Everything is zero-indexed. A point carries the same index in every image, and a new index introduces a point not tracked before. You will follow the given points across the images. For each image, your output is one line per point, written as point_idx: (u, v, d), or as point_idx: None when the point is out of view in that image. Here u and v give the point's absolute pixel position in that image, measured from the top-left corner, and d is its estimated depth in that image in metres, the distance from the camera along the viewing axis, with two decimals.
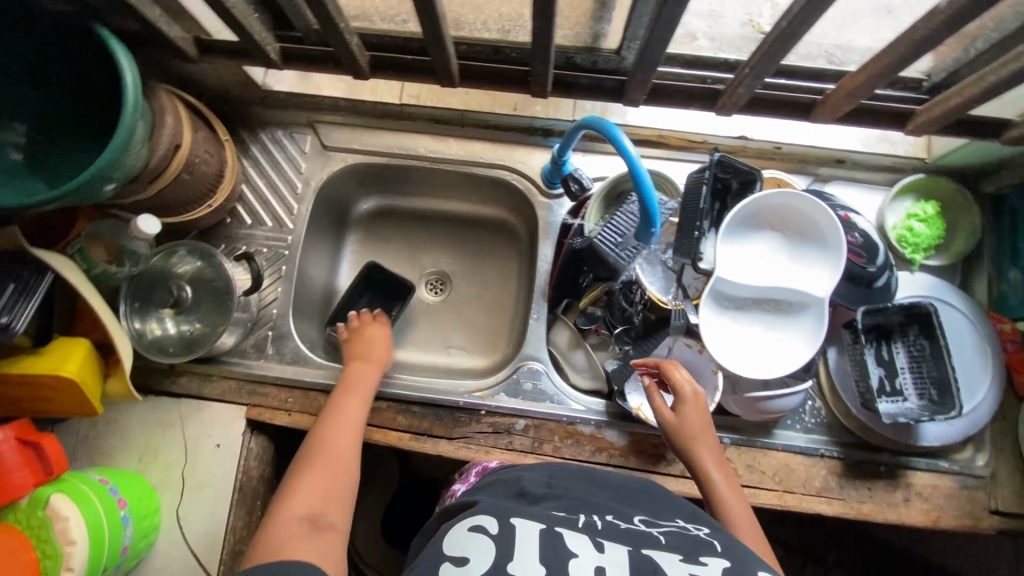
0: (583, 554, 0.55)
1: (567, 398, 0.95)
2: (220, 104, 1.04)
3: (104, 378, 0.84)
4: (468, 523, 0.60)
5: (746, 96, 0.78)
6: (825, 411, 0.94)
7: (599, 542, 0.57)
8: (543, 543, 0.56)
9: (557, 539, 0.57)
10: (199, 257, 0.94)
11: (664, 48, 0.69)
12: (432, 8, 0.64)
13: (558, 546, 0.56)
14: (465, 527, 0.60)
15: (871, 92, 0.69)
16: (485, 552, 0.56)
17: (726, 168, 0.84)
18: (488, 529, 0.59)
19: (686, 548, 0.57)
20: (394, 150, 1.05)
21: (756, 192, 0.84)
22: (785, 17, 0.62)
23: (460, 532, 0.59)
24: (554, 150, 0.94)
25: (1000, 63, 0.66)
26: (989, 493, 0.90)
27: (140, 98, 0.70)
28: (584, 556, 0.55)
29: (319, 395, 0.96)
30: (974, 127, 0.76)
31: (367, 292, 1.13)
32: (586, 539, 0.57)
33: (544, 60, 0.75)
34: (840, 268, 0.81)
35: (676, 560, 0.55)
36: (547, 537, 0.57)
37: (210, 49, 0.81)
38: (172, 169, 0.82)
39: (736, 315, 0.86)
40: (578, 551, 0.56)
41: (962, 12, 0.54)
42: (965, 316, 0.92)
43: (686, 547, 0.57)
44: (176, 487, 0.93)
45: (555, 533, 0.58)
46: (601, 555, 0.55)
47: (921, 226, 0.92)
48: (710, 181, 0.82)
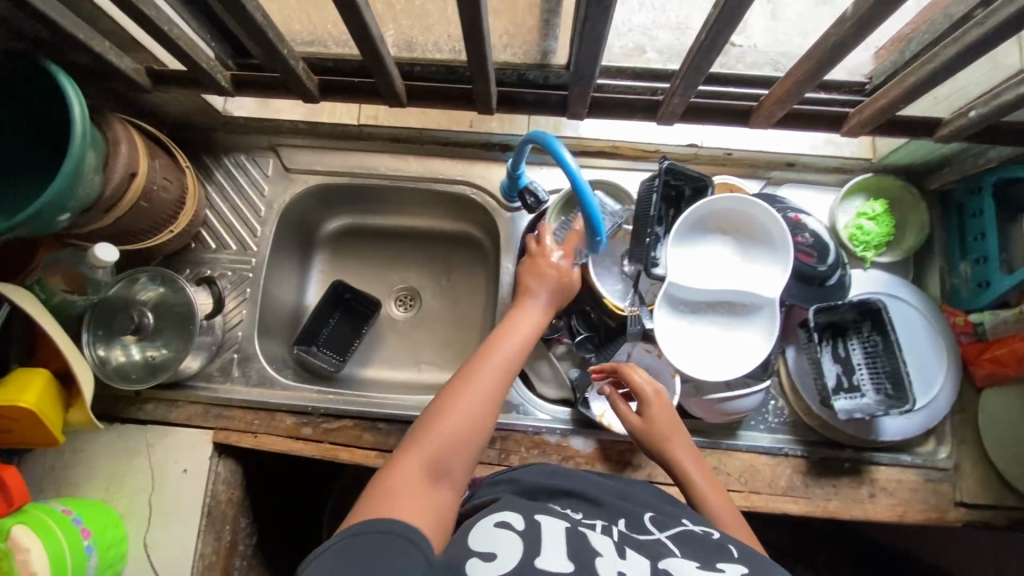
0: (606, 555, 0.57)
1: (533, 407, 0.96)
2: (183, 132, 1.06)
3: (66, 408, 0.84)
4: (494, 518, 0.60)
5: (683, 105, 0.81)
6: (788, 410, 0.95)
7: (621, 548, 0.58)
8: (568, 542, 0.58)
9: (582, 539, 0.58)
10: (161, 283, 0.95)
11: (595, 63, 0.71)
12: (367, 32, 0.66)
13: (583, 547, 0.57)
14: (491, 521, 0.60)
15: (799, 97, 0.72)
16: (511, 548, 0.56)
17: (675, 175, 0.86)
18: (513, 525, 0.59)
19: (703, 555, 0.58)
20: (356, 170, 1.07)
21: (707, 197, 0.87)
22: (704, 30, 0.64)
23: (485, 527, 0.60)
24: (508, 165, 0.96)
25: (914, 67, 0.67)
26: (953, 485, 0.91)
27: (89, 129, 0.71)
28: (607, 558, 0.56)
29: (285, 416, 0.96)
30: (906, 127, 0.79)
31: (336, 313, 1.14)
32: (609, 543, 0.59)
33: (485, 77, 0.77)
34: (787, 268, 0.84)
35: (693, 568, 0.56)
36: (571, 536, 0.59)
37: (161, 79, 0.83)
38: (128, 196, 0.83)
39: (692, 318, 0.88)
40: (601, 551, 0.57)
41: (866, 20, 0.55)
42: (917, 310, 0.94)
43: (701, 553, 0.58)
44: (143, 515, 0.92)
45: (579, 533, 0.59)
46: (622, 562, 0.56)
47: (871, 224, 0.94)
48: (659, 189, 0.84)
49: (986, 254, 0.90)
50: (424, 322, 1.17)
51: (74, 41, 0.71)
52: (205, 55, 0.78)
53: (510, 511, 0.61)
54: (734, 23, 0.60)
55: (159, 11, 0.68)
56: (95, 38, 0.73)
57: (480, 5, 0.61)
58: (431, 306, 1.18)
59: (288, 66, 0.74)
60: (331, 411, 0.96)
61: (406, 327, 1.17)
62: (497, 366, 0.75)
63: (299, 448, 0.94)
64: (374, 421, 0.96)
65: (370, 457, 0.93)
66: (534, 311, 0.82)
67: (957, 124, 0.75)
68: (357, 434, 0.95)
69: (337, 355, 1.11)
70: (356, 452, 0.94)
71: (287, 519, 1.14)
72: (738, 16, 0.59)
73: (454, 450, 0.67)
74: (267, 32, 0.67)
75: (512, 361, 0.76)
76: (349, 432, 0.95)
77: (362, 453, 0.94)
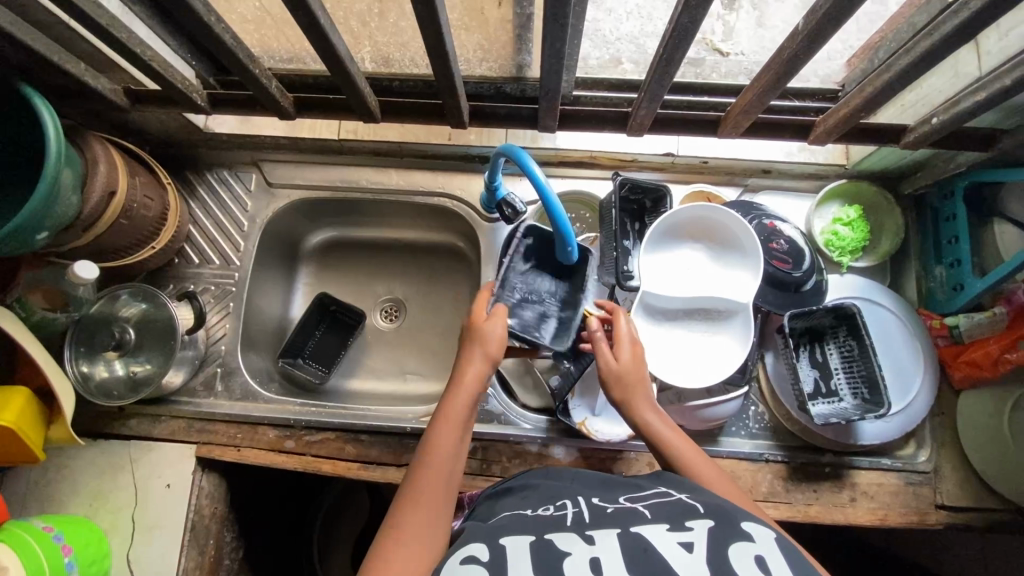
0: (575, 551, 0.55)
1: (515, 417, 0.96)
2: (166, 149, 1.08)
3: (48, 424, 0.85)
4: (458, 556, 0.56)
5: (651, 117, 0.82)
6: (768, 415, 0.95)
7: (589, 536, 0.57)
8: (534, 553, 0.55)
9: (548, 544, 0.56)
10: (142, 300, 0.95)
11: (560, 78, 0.73)
12: (335, 51, 0.67)
13: (550, 550, 0.55)
14: (456, 561, 0.56)
15: (763, 107, 0.73)
16: None
17: (630, 190, 0.91)
18: (479, 557, 0.55)
19: (672, 516, 0.58)
20: (338, 184, 1.09)
21: (675, 206, 0.89)
22: (661, 47, 0.65)
23: (452, 569, 0.55)
24: (486, 178, 0.97)
25: (875, 75, 0.69)
26: (934, 487, 0.91)
27: (64, 148, 0.72)
28: (577, 552, 0.55)
29: (268, 429, 0.97)
30: (871, 133, 0.80)
31: (321, 326, 1.14)
32: (576, 535, 0.57)
33: (454, 92, 0.78)
34: (760, 272, 0.84)
35: (664, 531, 0.56)
36: (538, 548, 0.55)
37: (139, 98, 0.84)
38: (107, 215, 0.84)
39: (669, 325, 0.90)
40: (570, 549, 0.55)
41: (817, 33, 0.57)
42: (893, 314, 0.95)
43: (671, 515, 0.59)
44: (126, 531, 0.92)
45: (546, 540, 0.56)
46: (593, 547, 0.55)
47: (846, 229, 0.95)
48: (616, 200, 0.89)
49: (959, 257, 0.91)
50: (408, 333, 1.17)
51: (49, 64, 0.72)
52: (180, 75, 0.79)
53: (473, 543, 0.58)
54: (685, 43, 0.61)
55: (131, 34, 0.70)
56: (71, 61, 0.75)
57: (442, 24, 0.63)
58: (416, 317, 1.19)
59: (260, 84, 0.75)
60: (313, 424, 0.96)
61: (391, 338, 1.17)
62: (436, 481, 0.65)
63: (281, 461, 0.94)
64: (356, 433, 0.96)
65: (352, 469, 0.93)
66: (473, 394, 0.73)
67: (921, 131, 0.76)
68: (338, 446, 0.95)
69: (322, 367, 1.11)
70: (339, 464, 0.94)
71: (273, 532, 1.14)
72: (690, 35, 0.60)
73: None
74: (235, 52, 0.68)
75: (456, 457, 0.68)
76: (331, 445, 0.95)
77: (344, 465, 0.94)
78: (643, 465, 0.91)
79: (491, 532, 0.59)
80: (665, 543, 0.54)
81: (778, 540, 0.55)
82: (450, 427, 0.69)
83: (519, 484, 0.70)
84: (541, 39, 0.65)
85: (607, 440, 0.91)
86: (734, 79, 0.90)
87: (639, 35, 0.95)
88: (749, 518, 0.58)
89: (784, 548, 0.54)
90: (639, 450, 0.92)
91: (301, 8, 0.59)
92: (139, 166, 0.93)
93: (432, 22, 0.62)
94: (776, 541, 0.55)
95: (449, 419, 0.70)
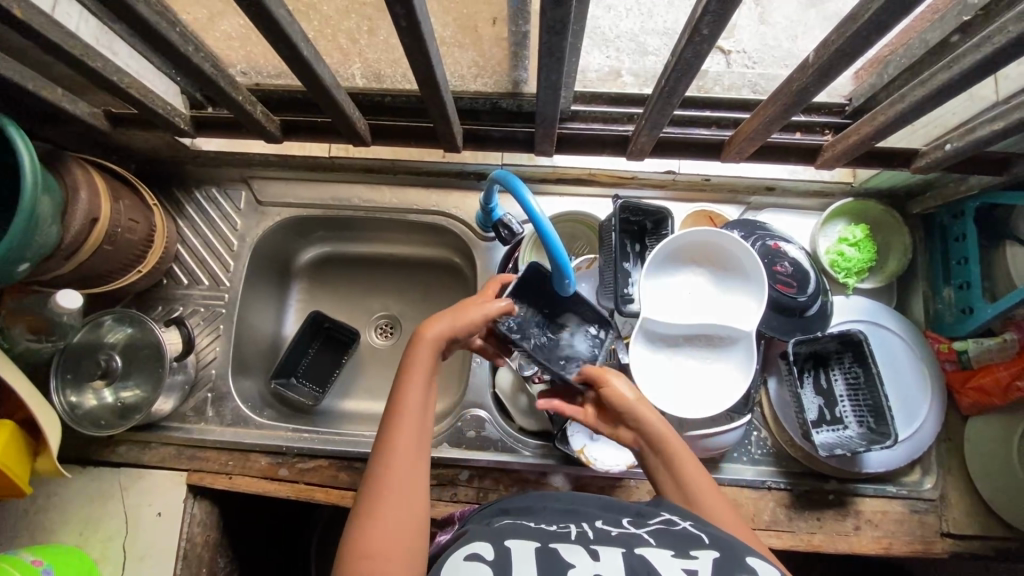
0: (580, 564, 0.53)
1: (514, 443, 0.94)
2: (153, 166, 1.05)
3: (34, 456, 0.83)
4: (462, 552, 0.55)
5: (653, 142, 0.80)
6: (771, 440, 0.92)
7: (594, 551, 0.55)
8: (541, 559, 0.53)
9: (553, 553, 0.54)
10: (129, 324, 0.93)
11: (557, 106, 0.71)
12: (320, 80, 0.65)
13: (555, 559, 0.53)
14: (460, 555, 0.55)
15: (768, 135, 0.72)
16: None
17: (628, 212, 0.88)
18: (485, 555, 0.54)
19: (676, 543, 0.57)
20: (329, 202, 1.06)
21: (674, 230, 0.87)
22: (663, 79, 0.63)
23: (455, 565, 0.54)
24: (481, 199, 0.95)
25: (889, 104, 0.66)
26: (940, 515, 0.89)
27: (42, 177, 0.70)
28: (581, 565, 0.53)
29: (260, 456, 0.95)
30: (880, 157, 0.78)
31: (315, 343, 1.12)
32: (580, 548, 0.55)
33: (446, 117, 0.75)
34: (764, 301, 0.82)
35: (668, 557, 0.54)
36: (543, 554, 0.54)
37: (120, 122, 0.83)
38: (90, 242, 0.81)
39: (672, 351, 0.87)
40: (575, 562, 0.53)
41: (826, 66, 0.55)
42: (901, 339, 0.93)
43: (674, 542, 0.57)
44: (117, 561, 0.90)
45: (551, 549, 0.55)
46: (597, 564, 0.53)
47: (852, 250, 0.92)
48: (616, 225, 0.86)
49: (969, 280, 0.88)
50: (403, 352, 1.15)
51: (24, 93, 0.70)
52: (162, 99, 0.77)
53: (478, 542, 0.56)
54: (687, 78, 0.59)
55: (107, 61, 0.67)
56: (47, 86, 0.73)
57: (431, 54, 0.60)
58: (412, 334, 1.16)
59: (243, 109, 0.73)
60: (306, 451, 0.94)
61: (385, 357, 1.15)
62: (408, 446, 0.63)
63: (274, 489, 0.92)
64: (349, 460, 0.94)
65: (346, 497, 0.91)
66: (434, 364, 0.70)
67: (932, 156, 0.73)
68: (332, 474, 0.93)
69: (316, 388, 1.09)
70: (332, 492, 0.92)
71: (266, 557, 1.12)
72: (694, 67, 0.57)
73: (393, 561, 0.56)
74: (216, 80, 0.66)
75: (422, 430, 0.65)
76: (324, 472, 0.93)
77: (338, 493, 0.92)
78: (644, 493, 0.90)
79: (496, 532, 0.58)
80: (667, 568, 0.52)
81: None
82: (413, 389, 0.67)
83: (508, 509, 0.66)
84: (537, 70, 0.62)
85: (607, 471, 0.88)
86: (738, 92, 0.85)
87: (639, 33, 0.88)
88: (754, 553, 0.55)
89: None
90: (640, 479, 0.91)
91: (283, 41, 0.57)
92: (124, 187, 0.90)
93: (421, 52, 0.59)
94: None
95: (414, 378, 0.68)
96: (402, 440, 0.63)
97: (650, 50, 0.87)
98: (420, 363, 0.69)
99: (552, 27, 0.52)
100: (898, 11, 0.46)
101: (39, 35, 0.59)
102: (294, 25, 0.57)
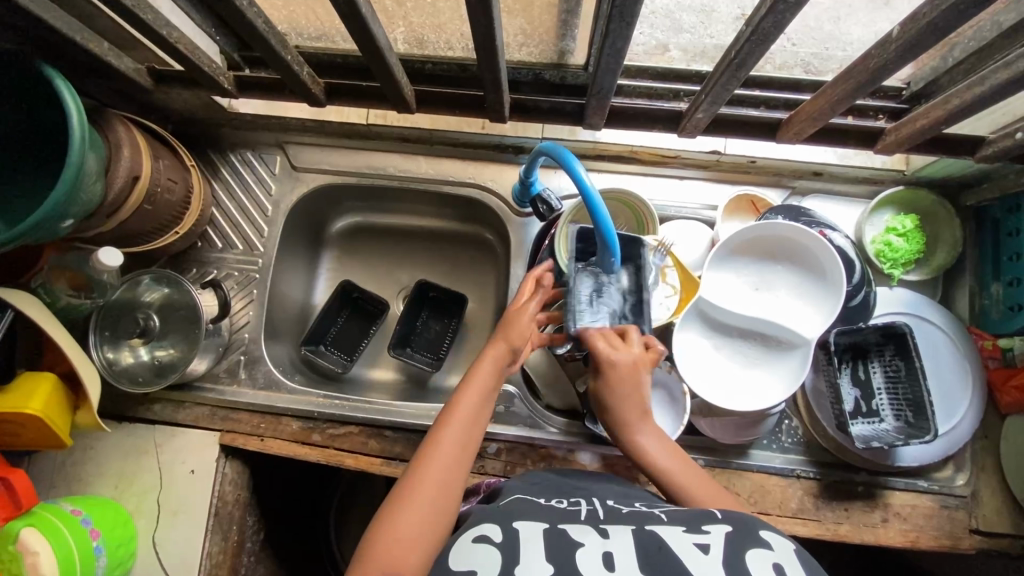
0: (589, 543, 0.54)
1: (542, 421, 0.94)
2: (189, 126, 1.04)
3: (74, 410, 0.84)
4: (471, 533, 0.56)
5: (707, 121, 0.78)
6: (803, 430, 0.91)
7: (603, 531, 0.56)
8: (548, 541, 0.54)
9: (562, 534, 0.55)
10: (165, 285, 0.94)
11: (615, 77, 0.68)
12: (372, 41, 0.63)
13: (564, 541, 0.54)
14: (468, 538, 0.56)
15: (832, 116, 0.70)
16: (491, 562, 0.52)
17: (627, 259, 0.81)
18: (493, 538, 0.55)
19: (689, 519, 0.57)
20: (365, 170, 1.05)
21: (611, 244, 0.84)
22: (732, 49, 0.60)
23: (463, 546, 0.55)
24: (521, 172, 0.94)
25: (965, 87, 0.64)
26: (970, 512, 0.88)
27: (88, 130, 0.69)
28: (589, 544, 0.53)
29: (290, 420, 0.96)
30: (945, 145, 0.75)
31: (344, 312, 1.12)
32: (589, 529, 0.56)
33: (497, 86, 0.73)
34: (835, 312, 0.81)
35: (679, 532, 0.54)
36: (553, 535, 0.55)
37: (163, 79, 0.83)
38: (132, 200, 0.82)
39: (720, 341, 0.88)
40: (583, 541, 0.54)
41: (914, 42, 0.52)
42: (943, 333, 0.91)
43: (687, 518, 0.57)
44: (152, 513, 0.92)
45: (559, 531, 0.55)
46: (607, 542, 0.54)
47: (899, 240, 0.89)
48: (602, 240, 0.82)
49: (1021, 275, 0.85)
50: None
51: (70, 43, 0.69)
52: (207, 58, 0.77)
53: (488, 523, 0.57)
54: (759, 51, 0.57)
55: (157, 15, 0.66)
56: (93, 40, 0.72)
57: (493, 19, 0.58)
58: None
59: (290, 70, 0.72)
60: (336, 418, 0.95)
61: None
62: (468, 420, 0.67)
63: (304, 453, 0.94)
64: (379, 428, 0.95)
65: (375, 464, 0.92)
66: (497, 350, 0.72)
67: (1002, 145, 0.71)
68: (361, 441, 0.94)
69: (344, 355, 1.09)
70: (362, 459, 0.93)
71: (291, 518, 1.14)
72: (771, 39, 0.54)
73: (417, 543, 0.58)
74: (267, 38, 0.65)
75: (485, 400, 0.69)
76: (354, 438, 0.94)
77: (367, 460, 0.93)
78: None
79: (505, 514, 0.58)
80: (680, 542, 0.53)
81: (798, 554, 0.53)
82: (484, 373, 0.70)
83: (515, 489, 0.67)
84: (602, 38, 0.60)
85: None
86: (789, 71, 0.84)
87: (674, 10, 0.89)
88: (767, 528, 0.56)
89: (803, 561, 0.52)
90: None
91: None
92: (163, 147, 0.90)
93: (483, 16, 0.57)
94: (795, 554, 0.53)
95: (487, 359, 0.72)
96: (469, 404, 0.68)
97: (685, 27, 0.88)
98: (480, 380, 0.70)
99: None
100: None
101: None
102: None
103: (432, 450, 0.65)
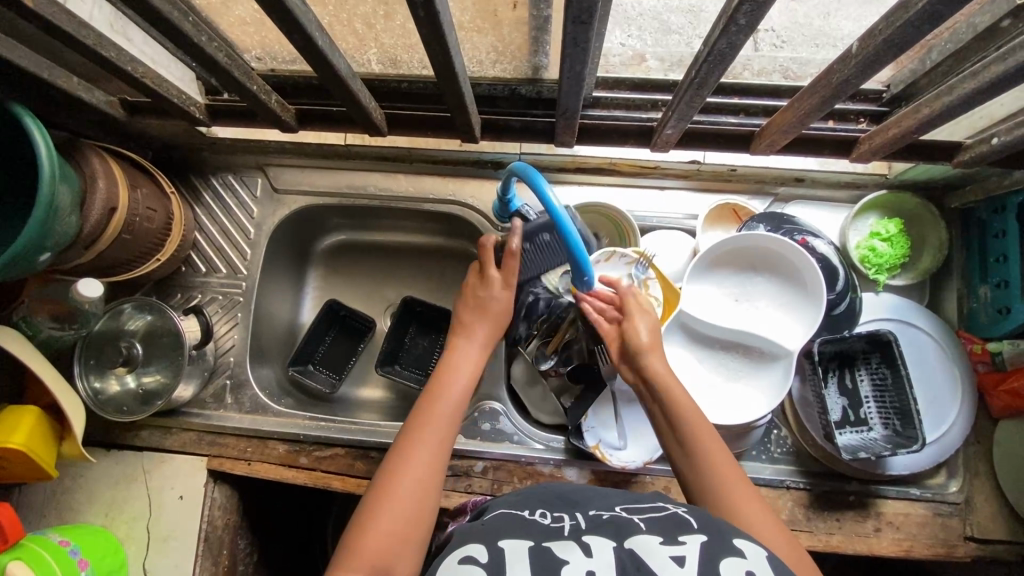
0: (574, 561, 0.51)
1: (526, 437, 0.93)
2: (170, 152, 1.04)
3: (59, 441, 0.84)
4: (456, 555, 0.53)
5: (677, 136, 0.77)
6: (792, 440, 0.91)
7: (586, 545, 0.53)
8: (533, 558, 0.51)
9: (546, 552, 0.52)
10: (148, 312, 0.94)
11: (580, 98, 0.68)
12: (333, 69, 0.63)
13: (548, 559, 0.51)
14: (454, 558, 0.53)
15: (802, 128, 0.69)
16: None
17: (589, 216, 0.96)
18: (477, 558, 0.52)
19: (665, 527, 0.55)
20: (346, 190, 1.05)
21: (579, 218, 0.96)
22: (693, 68, 0.59)
23: (449, 568, 0.52)
24: (499, 189, 0.94)
25: (934, 96, 0.63)
26: (964, 519, 0.86)
27: (59, 165, 0.69)
28: (574, 561, 0.51)
29: (276, 444, 0.96)
30: (922, 151, 0.74)
31: (331, 331, 1.11)
32: (573, 543, 0.53)
33: (464, 107, 0.73)
34: (816, 322, 0.80)
35: (656, 544, 0.52)
36: (537, 553, 0.52)
37: (136, 109, 0.83)
38: (109, 232, 0.82)
39: (703, 353, 0.87)
40: (568, 558, 0.51)
41: (874, 57, 0.52)
42: (931, 337, 0.90)
43: (664, 526, 0.55)
44: (141, 541, 0.92)
45: (544, 548, 0.53)
46: (590, 559, 0.51)
47: (883, 245, 0.88)
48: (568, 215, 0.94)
49: (1008, 277, 0.84)
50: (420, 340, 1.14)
51: (38, 80, 0.70)
52: (177, 88, 0.77)
53: (472, 544, 0.55)
54: (719, 70, 0.56)
55: (121, 50, 0.66)
56: (62, 75, 0.73)
57: (449, 44, 0.58)
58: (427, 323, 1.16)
59: (257, 99, 0.72)
60: (322, 440, 0.95)
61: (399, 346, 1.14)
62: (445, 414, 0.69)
63: (292, 476, 0.94)
64: (365, 449, 0.95)
65: (362, 486, 0.92)
66: (464, 359, 0.76)
67: (978, 150, 0.70)
68: (348, 463, 0.94)
69: (332, 374, 1.09)
70: (348, 480, 0.93)
71: (284, 540, 1.14)
72: (728, 59, 0.54)
73: (400, 538, 0.58)
74: (231, 70, 0.65)
75: (458, 407, 0.71)
76: (340, 460, 0.94)
77: (353, 481, 0.93)
78: (659, 489, 0.88)
79: (487, 532, 0.56)
80: (657, 557, 0.51)
81: (770, 559, 0.52)
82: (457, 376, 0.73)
83: (499, 504, 0.64)
84: (561, 62, 0.59)
85: (623, 466, 0.88)
86: (768, 78, 0.82)
87: (662, 9, 0.81)
88: (739, 534, 0.55)
89: (774, 565, 0.51)
90: (655, 474, 0.89)
91: (296, 31, 0.56)
92: (140, 174, 0.90)
93: (439, 43, 0.57)
94: (767, 559, 0.52)
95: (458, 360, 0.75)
96: (444, 407, 0.69)
97: (673, 29, 0.82)
98: (454, 378, 0.73)
99: (576, 17, 0.50)
100: (957, 1, 0.44)
101: (53, 26, 0.59)
102: (307, 14, 0.55)
103: (413, 442, 0.65)
